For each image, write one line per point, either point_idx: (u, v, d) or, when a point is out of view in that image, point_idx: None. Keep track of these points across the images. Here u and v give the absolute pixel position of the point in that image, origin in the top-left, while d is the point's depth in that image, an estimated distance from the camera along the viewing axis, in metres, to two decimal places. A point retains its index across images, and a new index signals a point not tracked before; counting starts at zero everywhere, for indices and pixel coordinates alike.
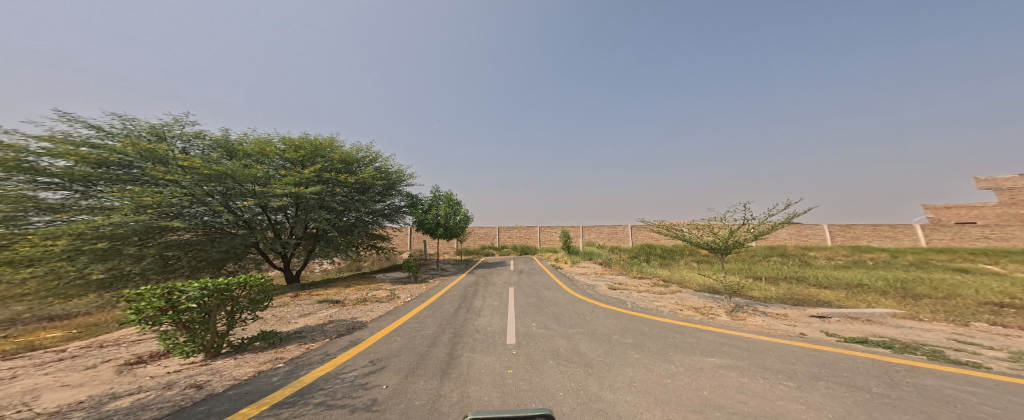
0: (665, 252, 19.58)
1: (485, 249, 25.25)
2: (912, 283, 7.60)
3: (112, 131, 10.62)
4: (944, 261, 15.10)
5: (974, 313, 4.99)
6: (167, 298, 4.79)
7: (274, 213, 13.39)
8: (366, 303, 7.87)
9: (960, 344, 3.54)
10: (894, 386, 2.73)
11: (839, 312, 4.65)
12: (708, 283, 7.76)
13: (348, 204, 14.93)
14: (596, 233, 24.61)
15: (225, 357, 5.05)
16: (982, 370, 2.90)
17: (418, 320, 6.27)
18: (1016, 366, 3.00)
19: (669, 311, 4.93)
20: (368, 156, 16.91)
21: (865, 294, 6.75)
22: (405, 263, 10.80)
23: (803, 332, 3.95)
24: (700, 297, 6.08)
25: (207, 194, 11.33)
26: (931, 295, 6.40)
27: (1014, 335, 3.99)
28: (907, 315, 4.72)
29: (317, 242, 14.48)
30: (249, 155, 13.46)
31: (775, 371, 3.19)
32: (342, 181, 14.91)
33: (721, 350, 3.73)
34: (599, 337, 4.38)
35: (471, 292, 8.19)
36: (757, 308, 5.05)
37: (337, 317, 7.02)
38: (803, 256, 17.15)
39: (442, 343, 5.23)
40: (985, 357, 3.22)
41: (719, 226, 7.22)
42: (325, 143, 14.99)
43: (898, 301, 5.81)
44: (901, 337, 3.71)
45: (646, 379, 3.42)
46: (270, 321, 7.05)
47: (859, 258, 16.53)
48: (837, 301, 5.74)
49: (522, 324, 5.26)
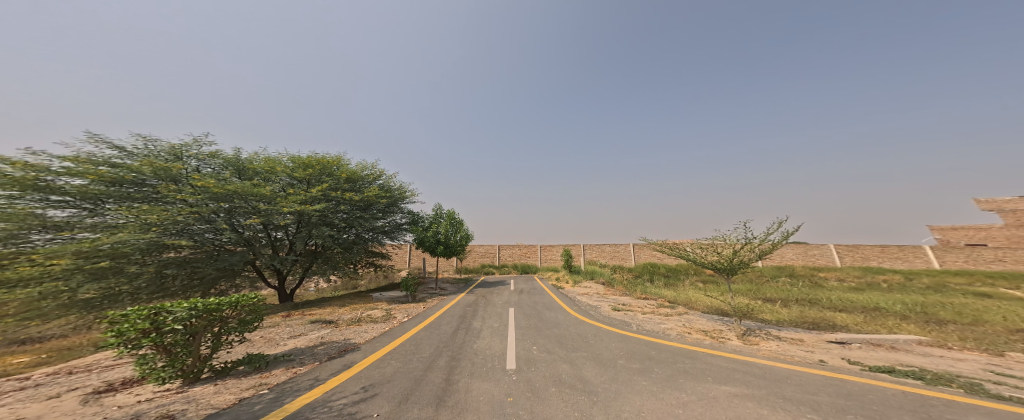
0: (669, 272, 19.22)
1: (485, 268, 24.84)
2: (934, 308, 7.30)
3: (133, 151, 10.75)
4: (962, 285, 14.65)
5: (1006, 342, 4.71)
6: (153, 319, 4.64)
7: (275, 230, 13.16)
8: (361, 323, 7.54)
9: (998, 376, 3.29)
10: None
11: (860, 337, 4.36)
12: (715, 304, 7.49)
13: (350, 221, 14.77)
14: (598, 252, 24.34)
15: (205, 383, 4.79)
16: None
17: (414, 343, 5.98)
18: None
19: (676, 334, 4.66)
20: (373, 174, 17.02)
21: (885, 318, 6.45)
22: (405, 282, 10.57)
23: (823, 359, 3.71)
24: (708, 320, 5.79)
25: (213, 212, 11.20)
26: (956, 321, 6.11)
27: None
28: (933, 342, 4.44)
29: (316, 259, 14.24)
30: (258, 174, 13.54)
31: (798, 402, 3.00)
32: (347, 199, 14.88)
33: (735, 378, 3.51)
34: (603, 361, 4.15)
35: (470, 312, 7.90)
36: (770, 332, 4.76)
37: (329, 338, 6.73)
38: (812, 277, 16.78)
39: (439, 368, 4.97)
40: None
41: (723, 245, 6.99)
42: (332, 160, 15.15)
43: (919, 327, 5.53)
44: (931, 367, 3.47)
45: (654, 409, 3.21)
46: (258, 344, 6.76)
47: (871, 280, 16.13)
48: (855, 326, 5.48)
49: (523, 347, 5.01)
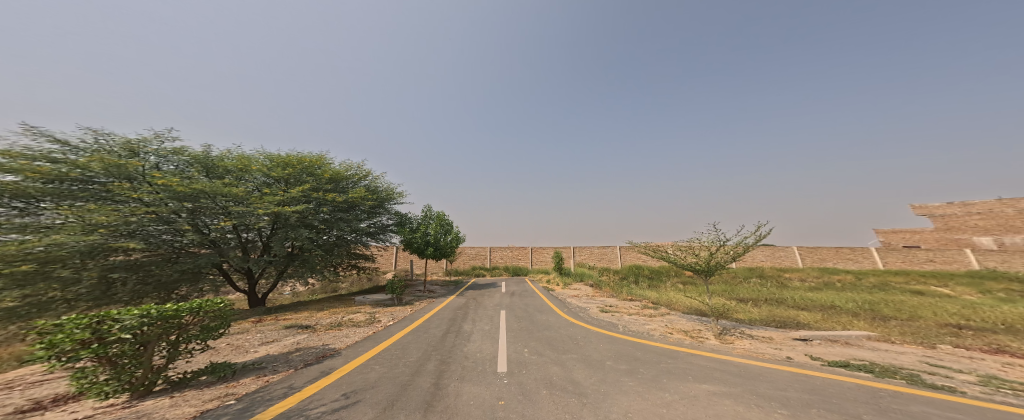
0: (652, 273, 20.07)
1: (477, 270, 24.71)
2: (883, 305, 8.14)
3: (80, 146, 9.57)
4: (901, 283, 16.53)
5: (937, 335, 5.31)
6: (95, 328, 4.20)
7: (246, 231, 12.43)
8: (342, 328, 7.23)
9: (932, 367, 3.79)
10: (882, 414, 3.06)
11: (819, 334, 4.76)
12: (695, 305, 7.91)
13: (331, 222, 14.05)
14: (586, 254, 24.95)
15: (158, 395, 4.42)
16: (957, 395, 3.27)
17: (401, 347, 5.86)
18: (986, 390, 3.38)
19: (659, 335, 4.87)
20: (358, 174, 16.37)
21: (839, 315, 7.16)
22: (390, 285, 10.29)
23: (789, 356, 4.07)
24: (688, 320, 6.13)
25: (173, 212, 10.25)
26: (897, 317, 6.90)
27: (978, 357, 4.13)
28: (879, 337, 4.95)
29: (292, 262, 13.36)
30: (229, 172, 12.54)
31: (770, 398, 3.42)
32: (329, 200, 14.21)
33: (714, 376, 3.82)
34: (592, 363, 4.29)
35: (460, 315, 7.81)
36: (743, 331, 5.07)
37: (305, 344, 6.42)
38: (779, 278, 18.18)
39: (427, 372, 4.93)
40: (957, 380, 3.54)
41: (700, 247, 7.35)
42: (314, 160, 14.44)
43: (867, 323, 6.20)
44: (878, 360, 3.93)
45: (641, 409, 3.43)
46: (224, 351, 6.33)
47: (827, 280, 17.79)
48: (815, 323, 6.03)
49: (514, 350, 5.05)
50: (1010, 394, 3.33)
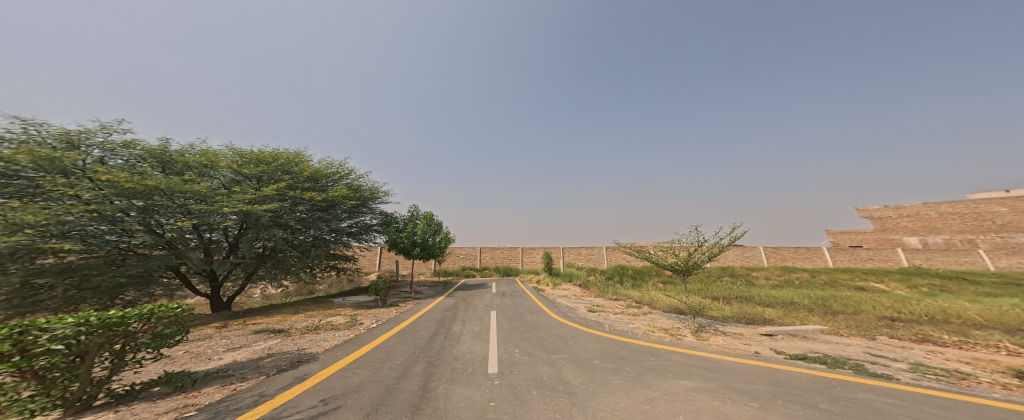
0: (636, 273, 20.94)
1: (467, 271, 24.46)
2: (837, 301, 9.04)
3: (6, 137, 8.52)
4: (848, 280, 18.54)
5: (877, 328, 6.02)
6: (18, 339, 3.67)
7: (209, 231, 11.53)
8: (319, 331, 6.88)
9: (873, 357, 4.40)
10: (836, 401, 3.59)
11: (781, 329, 5.22)
12: (674, 303, 8.36)
13: (308, 222, 13.27)
14: (575, 254, 25.50)
15: (101, 410, 3.97)
16: (893, 381, 3.91)
17: (386, 350, 5.72)
18: (915, 376, 4.04)
19: (641, 333, 5.11)
20: (339, 172, 16.00)
21: (797, 311, 7.92)
22: (374, 286, 9.96)
23: (757, 350, 4.50)
24: (669, 318, 6.47)
25: (119, 211, 9.25)
26: (844, 311, 7.75)
27: (908, 347, 4.82)
28: (831, 330, 5.53)
29: (264, 263, 12.59)
30: (190, 168, 11.57)
31: (741, 392, 3.83)
32: (307, 199, 13.57)
33: (692, 372, 4.11)
34: (581, 362, 4.43)
35: (449, 316, 7.70)
36: (716, 327, 5.44)
37: (278, 349, 6.06)
38: (748, 276, 19.67)
39: (414, 375, 4.87)
40: (893, 368, 4.19)
41: (680, 247, 7.69)
42: (291, 157, 13.81)
43: (821, 318, 6.90)
44: (830, 353, 4.45)
45: (627, 407, 3.61)
46: (183, 360, 5.82)
47: (788, 278, 19.53)
48: (778, 318, 6.62)
49: (505, 351, 5.09)
50: (933, 379, 4.02)
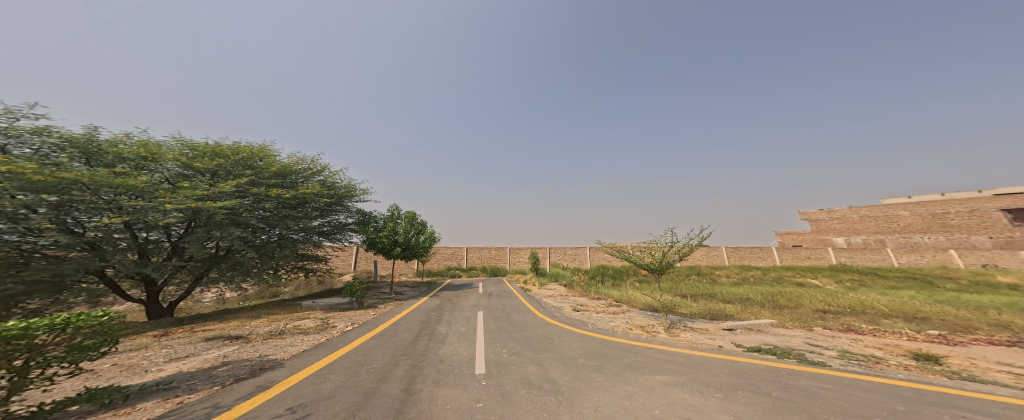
0: (616, 273, 21.92)
1: (451, 271, 24.99)
2: (782, 296, 10.28)
3: None
4: (789, 276, 21.15)
5: (814, 319, 6.91)
6: None
7: (146, 230, 10.55)
8: (285, 336, 6.42)
9: (811, 347, 5.23)
10: (785, 389, 4.42)
11: (739, 323, 5.80)
12: (649, 302, 8.87)
13: (273, 220, 13.04)
14: (560, 255, 26.52)
15: None
16: (826, 367, 4.84)
17: (363, 354, 5.56)
18: (844, 362, 5.00)
19: (621, 331, 5.40)
20: (311, 169, 15.75)
21: (751, 306, 8.87)
22: (348, 288, 9.49)
23: (720, 344, 5.05)
24: (645, 315, 6.86)
25: (27, 207, 8.33)
26: (788, 305, 8.83)
27: (838, 336, 5.76)
28: (779, 323, 6.24)
29: (218, 263, 12.03)
30: (125, 160, 10.56)
31: (707, 384, 4.28)
32: (273, 196, 13.32)
33: (665, 367, 4.44)
34: (566, 360, 4.60)
35: (435, 316, 7.54)
36: (684, 323, 5.87)
37: (235, 357, 5.54)
38: (712, 274, 21.53)
39: (395, 379, 4.78)
40: (827, 355, 5.12)
41: (655, 247, 8.14)
42: (255, 152, 13.64)
43: (770, 312, 7.80)
44: (779, 344, 5.17)
45: (609, 403, 3.82)
46: (112, 373, 5.09)
47: (745, 275, 21.72)
48: (737, 314, 7.35)
49: (492, 351, 5.14)
50: (855, 364, 5.06)
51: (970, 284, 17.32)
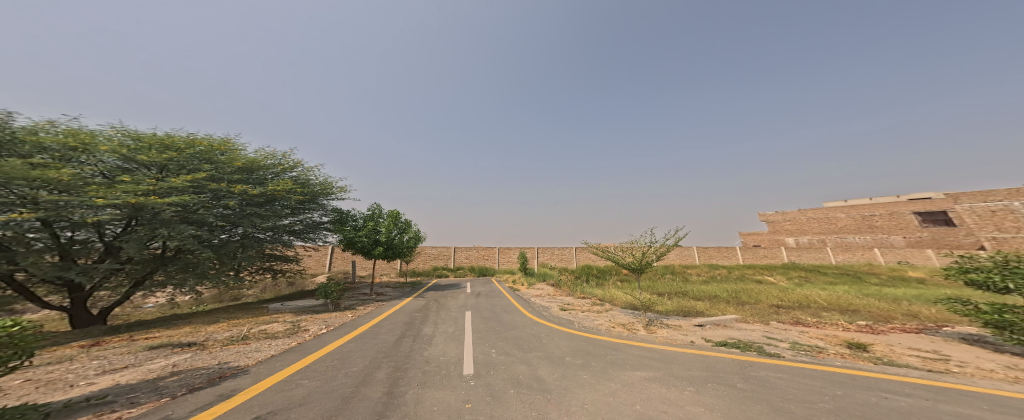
0: (601, 273, 22.65)
1: (439, 271, 25.95)
2: (744, 293, 11.27)
3: None
4: (750, 273, 23.19)
5: (771, 314, 7.66)
6: None
7: (74, 229, 9.29)
8: (248, 342, 6.02)
9: (767, 341, 5.86)
10: (746, 381, 4.87)
11: (709, 319, 6.30)
12: (629, 300, 9.28)
13: (235, 219, 12.40)
14: (549, 255, 28.15)
15: None
16: (778, 358, 5.48)
17: (340, 358, 5.36)
18: (794, 354, 5.69)
19: (605, 329, 5.61)
20: (281, 165, 15.57)
21: (718, 302, 9.65)
22: (319, 288, 9.82)
23: (693, 339, 5.45)
24: (626, 313, 7.19)
25: None
26: (749, 301, 9.72)
27: (790, 329, 6.50)
28: (743, 318, 6.85)
29: (164, 264, 10.86)
30: (47, 150, 9.34)
31: (681, 378, 4.57)
32: (240, 192, 12.80)
33: (645, 363, 4.67)
34: (554, 359, 4.73)
35: (420, 317, 7.45)
36: (661, 320, 6.24)
37: (190, 365, 5.04)
38: (684, 273, 23.00)
39: (376, 382, 4.62)
40: (780, 347, 5.78)
41: (636, 247, 8.45)
42: (213, 145, 12.86)
43: (734, 307, 8.53)
44: (742, 339, 5.73)
45: (595, 400, 3.95)
46: (27, 390, 4.35)
47: (712, 273, 23.48)
48: (707, 310, 7.94)
49: (480, 352, 5.20)
50: (803, 354, 5.77)
51: (889, 278, 20.43)
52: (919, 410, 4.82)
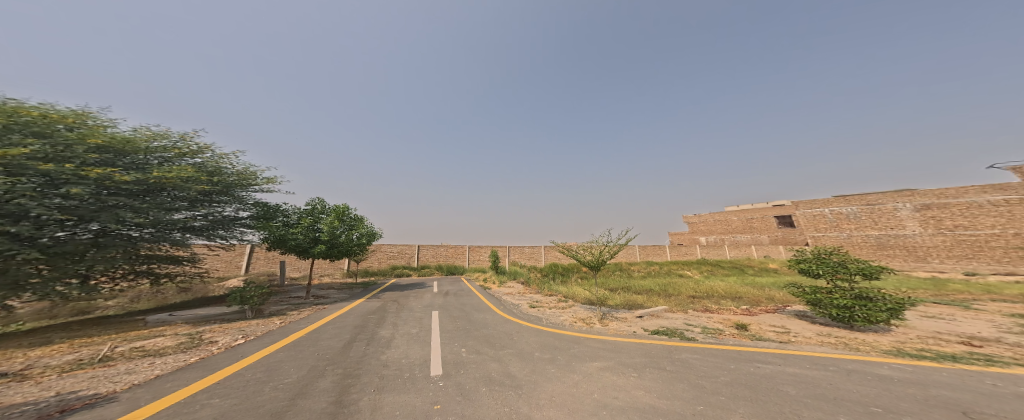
0: (565, 270, 24.10)
1: (398, 269, 25.53)
2: (670, 286, 13.27)
3: None
4: (676, 268, 27.24)
5: (692, 303, 9.17)
6: None
7: None
8: (112, 368, 4.89)
9: (688, 328, 7.06)
10: (674, 363, 5.78)
11: (647, 312, 7.27)
12: (586, 295, 9.99)
13: (89, 212, 9.42)
14: (519, 254, 29.29)
15: None
16: (695, 341, 6.64)
17: (269, 370, 4.62)
18: (705, 337, 6.98)
19: (568, 324, 5.96)
20: (176, 149, 12.59)
21: (654, 295, 11.14)
22: (231, 295, 9.33)
23: (635, 330, 6.20)
24: (583, 308, 7.75)
25: None
26: (674, 293, 11.49)
27: (701, 316, 7.96)
28: (671, 309, 8.10)
29: None
30: None
31: (628, 365, 5.14)
32: (116, 181, 10.02)
33: (601, 354, 5.10)
34: (524, 355, 4.89)
35: (360, 331, 6.92)
36: (611, 314, 6.94)
37: (19, 400, 3.76)
38: (627, 269, 25.82)
39: (322, 391, 4.08)
40: (696, 332, 7.05)
41: (594, 246, 9.06)
42: (52, 117, 9.45)
43: (663, 299, 9.98)
44: (672, 326, 6.78)
45: (561, 392, 4.19)
46: None
47: (648, 268, 26.91)
48: (646, 302, 9.12)
49: (449, 352, 5.09)
50: (711, 337, 7.13)
51: (760, 270, 26.55)
52: (779, 374, 6.43)
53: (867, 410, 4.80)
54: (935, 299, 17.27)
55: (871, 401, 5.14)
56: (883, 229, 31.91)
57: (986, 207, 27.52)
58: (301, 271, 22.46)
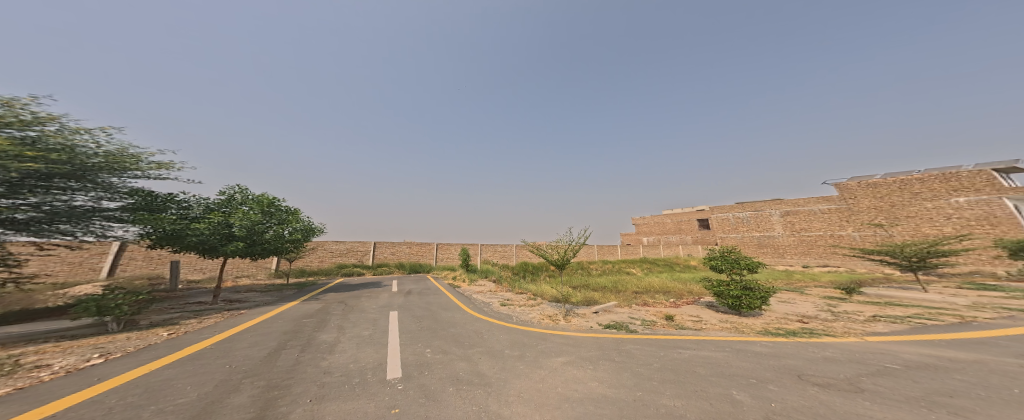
0: (534, 269, 24.74)
1: (344, 268, 23.26)
2: (620, 283, 14.52)
3: None
4: (627, 267, 29.92)
5: (638, 299, 10.22)
6: None
7: None
8: None
9: (632, 322, 7.93)
10: (622, 354, 6.46)
11: (602, 308, 7.95)
12: (551, 293, 10.42)
13: None
14: (492, 252, 29.31)
15: None
16: (637, 334, 7.51)
17: (159, 393, 3.86)
18: (646, 330, 7.93)
19: (535, 322, 6.19)
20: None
21: (607, 292, 12.11)
22: (79, 305, 7.44)
23: (591, 325, 6.74)
24: (548, 306, 8.11)
25: None
26: (622, 289, 12.61)
27: (643, 310, 8.99)
28: (620, 304, 8.98)
29: None
30: None
31: (587, 359, 5.56)
32: None
33: (565, 350, 5.44)
34: (494, 354, 4.96)
35: (294, 336, 6.21)
36: (571, 310, 7.42)
37: None
38: (588, 268, 27.51)
39: (241, 407, 3.58)
40: (639, 326, 7.98)
41: (560, 245, 9.45)
42: None
43: (614, 295, 10.93)
44: (621, 322, 7.54)
45: (528, 387, 4.36)
46: None
47: (603, 267, 29.15)
48: (601, 298, 9.91)
49: (413, 353, 4.91)
50: (650, 329, 8.13)
51: (685, 267, 30.88)
52: (696, 357, 7.66)
53: (747, 381, 6.00)
54: (788, 287, 22.35)
55: (750, 374, 6.43)
56: (761, 231, 39.53)
57: (817, 214, 35.84)
58: (204, 273, 19.06)
